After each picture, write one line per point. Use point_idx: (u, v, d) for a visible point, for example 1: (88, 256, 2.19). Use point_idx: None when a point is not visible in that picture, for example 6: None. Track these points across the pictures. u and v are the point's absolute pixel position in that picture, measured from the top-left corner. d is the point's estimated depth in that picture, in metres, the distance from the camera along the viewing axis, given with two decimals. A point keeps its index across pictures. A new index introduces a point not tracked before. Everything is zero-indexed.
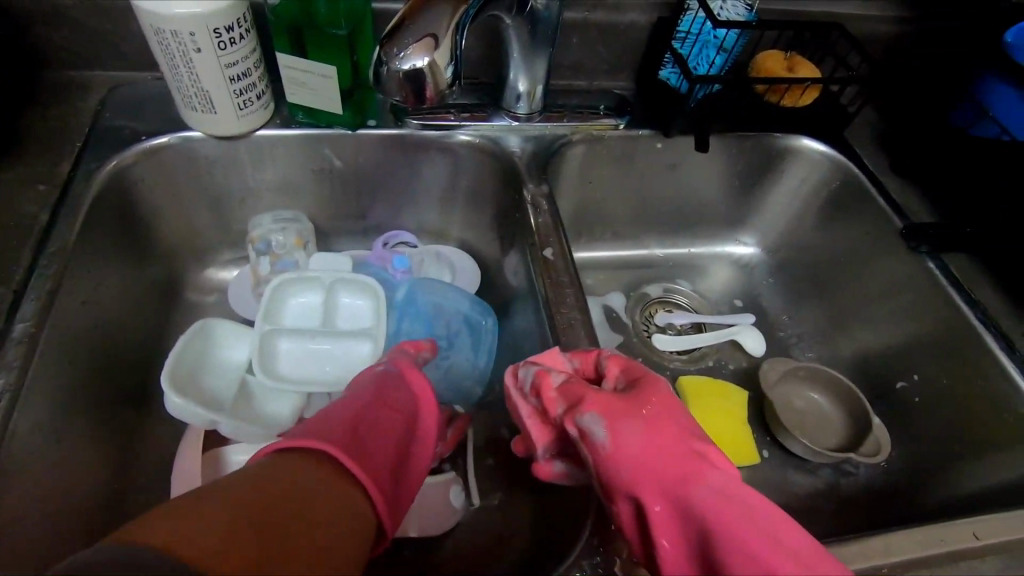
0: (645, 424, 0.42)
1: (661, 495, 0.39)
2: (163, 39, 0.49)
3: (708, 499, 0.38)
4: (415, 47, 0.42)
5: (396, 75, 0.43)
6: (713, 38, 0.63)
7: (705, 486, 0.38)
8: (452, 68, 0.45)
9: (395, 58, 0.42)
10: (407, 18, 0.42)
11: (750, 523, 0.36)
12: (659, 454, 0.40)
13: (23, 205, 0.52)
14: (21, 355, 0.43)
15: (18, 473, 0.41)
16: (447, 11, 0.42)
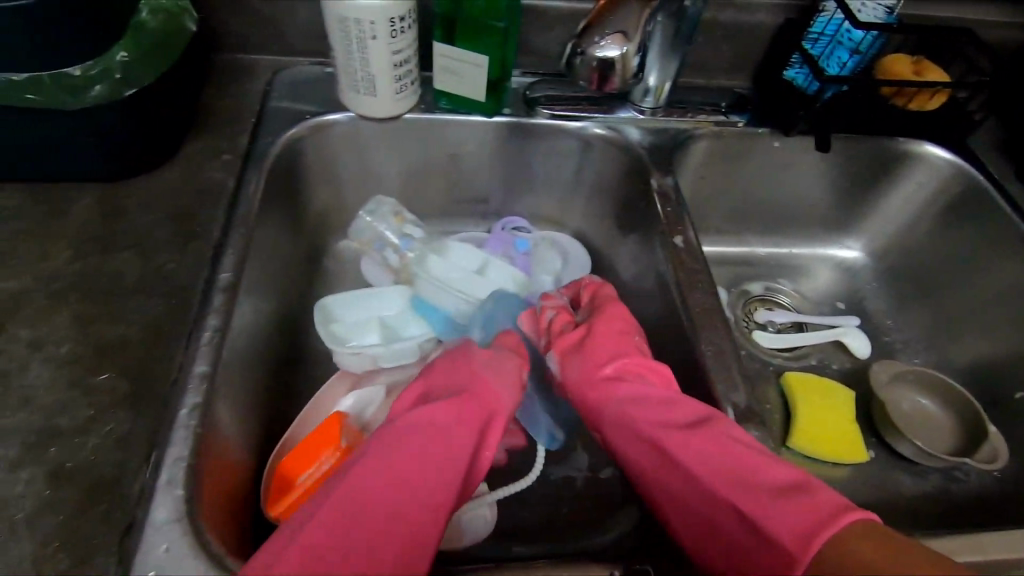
0: (581, 355, 0.56)
1: (595, 401, 0.53)
2: (345, 26, 0.55)
3: (614, 409, 0.51)
4: (613, 37, 0.49)
5: (591, 60, 0.50)
6: (848, 40, 0.65)
7: (614, 400, 0.51)
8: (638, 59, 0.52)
9: (594, 46, 0.50)
10: (604, 14, 0.49)
11: (649, 421, 0.48)
12: (583, 378, 0.54)
13: (212, 172, 0.57)
14: (226, 300, 0.48)
15: (226, 404, 0.46)
16: (636, 9, 0.49)
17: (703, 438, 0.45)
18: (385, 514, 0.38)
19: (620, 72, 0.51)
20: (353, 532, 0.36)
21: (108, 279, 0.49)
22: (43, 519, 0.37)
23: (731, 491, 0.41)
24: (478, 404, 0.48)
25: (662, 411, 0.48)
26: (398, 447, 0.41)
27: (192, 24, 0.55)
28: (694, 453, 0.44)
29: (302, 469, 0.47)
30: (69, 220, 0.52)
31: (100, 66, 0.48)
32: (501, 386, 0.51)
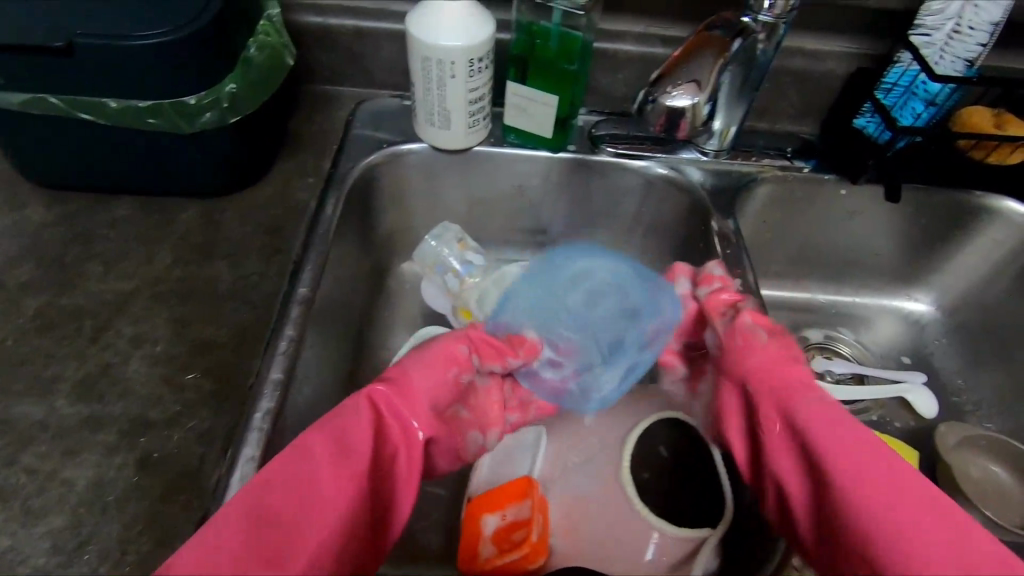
0: (768, 363, 0.53)
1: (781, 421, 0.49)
2: (428, 65, 0.59)
3: (807, 420, 0.48)
4: (685, 87, 0.52)
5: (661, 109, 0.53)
6: (923, 92, 0.63)
7: (798, 412, 0.48)
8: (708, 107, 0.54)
9: (666, 95, 0.52)
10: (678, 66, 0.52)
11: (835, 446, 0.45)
12: (771, 382, 0.51)
13: (298, 193, 0.62)
14: (302, 312, 0.51)
15: (295, 411, 0.49)
16: (709, 60, 0.51)
17: (855, 453, 0.44)
18: (291, 494, 0.39)
19: (689, 119, 0.54)
20: (264, 514, 0.38)
21: (200, 285, 0.53)
22: (130, 503, 0.41)
23: (879, 507, 0.41)
24: (391, 392, 0.48)
25: (824, 416, 0.47)
26: (319, 435, 0.42)
27: (289, 60, 0.62)
28: (822, 454, 0.45)
29: (486, 514, 0.50)
30: (169, 230, 0.57)
31: (212, 95, 0.52)
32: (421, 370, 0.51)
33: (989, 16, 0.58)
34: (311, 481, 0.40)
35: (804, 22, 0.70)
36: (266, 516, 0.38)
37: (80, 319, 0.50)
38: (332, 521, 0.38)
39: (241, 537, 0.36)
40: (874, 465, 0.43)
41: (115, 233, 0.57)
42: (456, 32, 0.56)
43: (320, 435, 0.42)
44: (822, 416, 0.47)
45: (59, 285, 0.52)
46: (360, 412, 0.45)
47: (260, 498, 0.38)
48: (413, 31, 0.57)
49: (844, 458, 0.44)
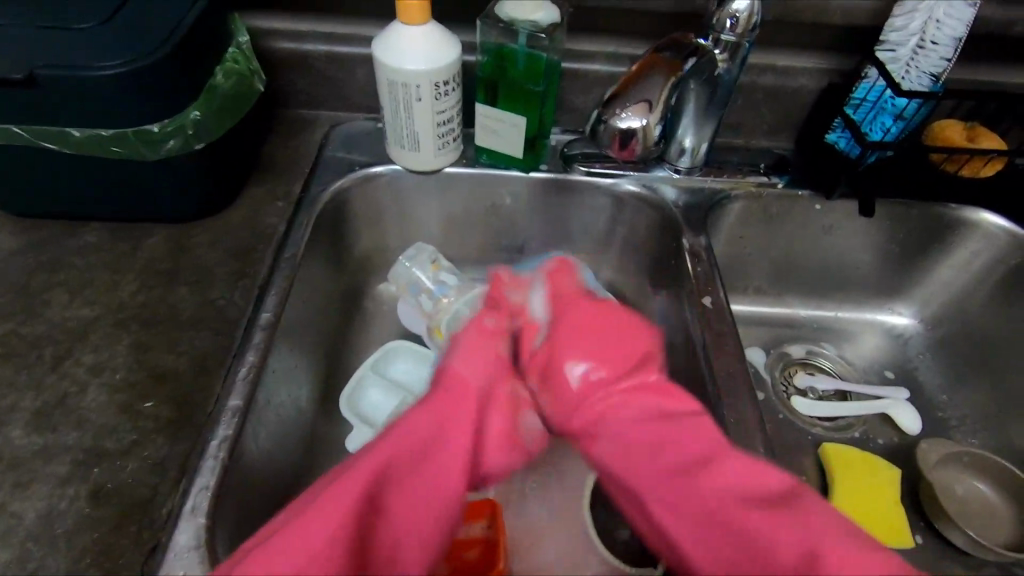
0: (551, 360, 0.53)
1: (583, 423, 0.51)
2: (394, 89, 0.59)
3: (612, 444, 0.49)
4: (634, 108, 0.51)
5: (612, 130, 0.53)
6: (891, 106, 0.63)
7: (611, 430, 0.49)
8: (660, 126, 0.53)
9: (616, 116, 0.52)
10: (628, 85, 0.52)
11: (657, 462, 0.46)
12: (571, 392, 0.52)
13: (267, 217, 0.62)
14: (264, 338, 0.51)
15: (255, 438, 0.48)
16: (661, 77, 0.51)
17: (708, 484, 0.43)
18: (411, 483, 0.44)
19: (642, 139, 0.53)
20: (392, 505, 0.42)
21: (164, 312, 0.53)
22: (80, 535, 0.40)
23: (700, 528, 0.42)
24: (468, 395, 0.51)
25: (654, 420, 0.49)
26: (412, 425, 0.47)
27: (260, 85, 0.63)
28: (668, 473, 0.45)
29: None
30: (137, 256, 0.57)
31: (175, 123, 0.52)
32: (468, 373, 0.52)
33: (952, 30, 0.57)
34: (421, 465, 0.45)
35: (773, 40, 0.70)
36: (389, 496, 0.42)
37: (41, 348, 0.50)
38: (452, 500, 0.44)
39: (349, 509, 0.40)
40: (718, 483, 0.43)
41: (83, 260, 0.57)
42: (420, 55, 0.57)
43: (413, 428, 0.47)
44: (625, 421, 0.49)
45: (24, 313, 0.52)
46: (455, 411, 0.49)
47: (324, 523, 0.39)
48: (378, 56, 0.58)
49: (690, 475, 0.44)
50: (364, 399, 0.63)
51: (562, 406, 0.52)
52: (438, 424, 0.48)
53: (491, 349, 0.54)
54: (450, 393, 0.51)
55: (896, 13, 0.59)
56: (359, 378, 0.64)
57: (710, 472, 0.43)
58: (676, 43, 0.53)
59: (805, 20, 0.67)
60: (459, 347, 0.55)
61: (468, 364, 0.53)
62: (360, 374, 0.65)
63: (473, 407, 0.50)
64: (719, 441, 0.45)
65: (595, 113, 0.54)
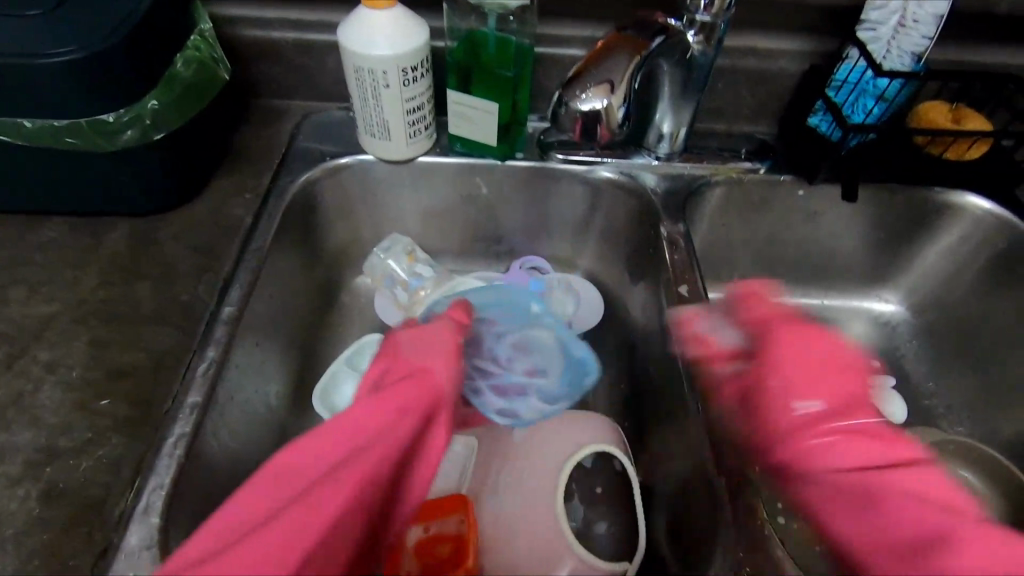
0: (787, 375, 0.51)
1: (794, 452, 0.48)
2: (360, 76, 0.58)
3: (836, 458, 0.46)
4: (595, 89, 0.50)
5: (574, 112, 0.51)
6: (872, 87, 0.61)
7: (829, 451, 0.46)
8: (624, 108, 0.52)
9: (577, 98, 0.50)
10: (590, 65, 0.50)
11: (877, 478, 0.44)
12: (797, 376, 0.51)
13: (234, 209, 0.61)
14: (226, 332, 0.50)
15: (216, 435, 0.47)
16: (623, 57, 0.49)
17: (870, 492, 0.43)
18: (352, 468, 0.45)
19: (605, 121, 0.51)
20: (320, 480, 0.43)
21: (125, 307, 0.52)
22: (31, 536, 0.39)
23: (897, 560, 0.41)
24: (426, 392, 0.53)
25: (876, 446, 0.46)
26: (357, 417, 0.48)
27: (225, 74, 0.61)
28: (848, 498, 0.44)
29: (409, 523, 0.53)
30: (100, 251, 0.56)
31: (130, 113, 0.51)
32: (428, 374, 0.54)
33: (934, 8, 0.56)
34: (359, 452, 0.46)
35: (752, 22, 0.68)
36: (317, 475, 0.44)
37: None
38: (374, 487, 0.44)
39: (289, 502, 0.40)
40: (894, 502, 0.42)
41: (44, 256, 0.55)
42: (386, 41, 0.56)
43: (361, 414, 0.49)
44: (852, 443, 0.46)
45: None
46: (404, 402, 0.51)
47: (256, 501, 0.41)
48: (343, 43, 0.57)
49: (878, 475, 0.44)
50: (338, 393, 0.62)
51: (751, 385, 0.52)
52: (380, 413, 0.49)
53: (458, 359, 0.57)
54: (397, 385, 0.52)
55: None
56: (333, 372, 0.63)
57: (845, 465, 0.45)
58: (640, 23, 0.51)
59: None
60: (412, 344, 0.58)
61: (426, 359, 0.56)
62: (335, 368, 0.63)
63: (422, 399, 0.52)
64: (908, 450, 0.45)
65: (557, 96, 0.52)
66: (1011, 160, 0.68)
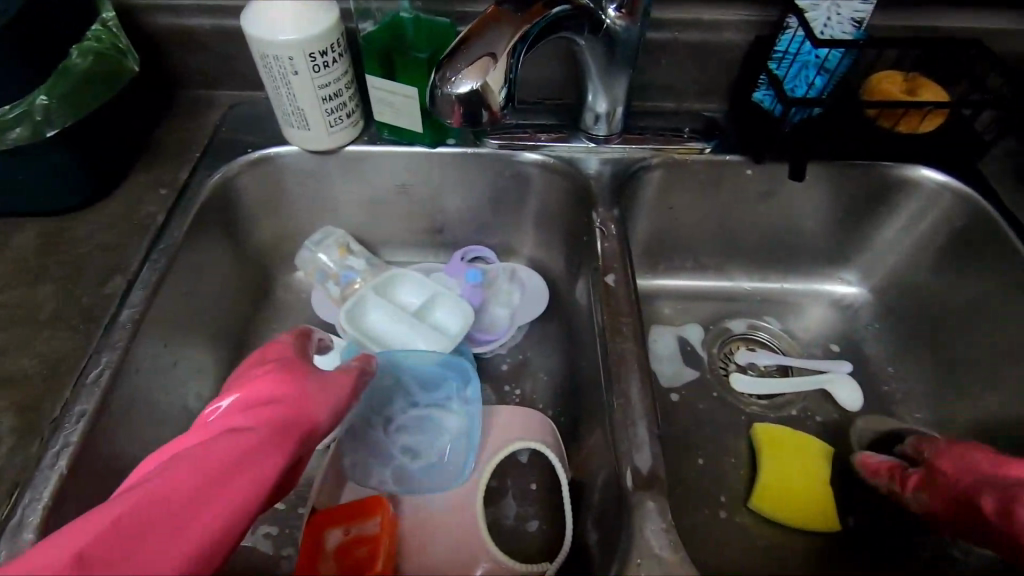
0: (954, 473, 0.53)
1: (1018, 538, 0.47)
2: (267, 63, 0.55)
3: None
4: (468, 70, 0.44)
5: (449, 98, 0.45)
6: (814, 58, 0.58)
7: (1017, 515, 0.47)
8: (505, 91, 0.47)
9: (449, 81, 0.44)
10: (463, 43, 0.45)
11: None
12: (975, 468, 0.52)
13: (148, 206, 0.59)
14: (125, 336, 0.48)
15: (112, 441, 0.46)
16: (502, 35, 0.45)
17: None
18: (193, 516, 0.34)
19: (484, 104, 0.46)
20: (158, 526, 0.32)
21: (25, 312, 0.50)
22: None
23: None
24: (300, 433, 0.42)
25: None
26: (211, 446, 0.38)
27: (134, 65, 0.59)
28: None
29: (325, 528, 0.50)
30: (5, 254, 0.55)
31: (18, 109, 0.49)
32: (311, 399, 0.44)
33: None
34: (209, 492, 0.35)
35: None
36: (151, 524, 0.32)
37: None
38: (225, 540, 0.34)
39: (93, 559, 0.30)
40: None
41: None
42: (289, 25, 0.53)
43: (214, 442, 0.38)
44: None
45: None
46: (277, 443, 0.40)
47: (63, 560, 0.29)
48: (247, 27, 0.54)
49: None
50: None
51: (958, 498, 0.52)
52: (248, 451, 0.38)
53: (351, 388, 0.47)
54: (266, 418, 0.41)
55: None
56: None
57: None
58: None
59: None
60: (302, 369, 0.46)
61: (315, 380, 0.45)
62: None
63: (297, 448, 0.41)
64: None
65: (431, 80, 0.47)
66: (971, 131, 0.64)
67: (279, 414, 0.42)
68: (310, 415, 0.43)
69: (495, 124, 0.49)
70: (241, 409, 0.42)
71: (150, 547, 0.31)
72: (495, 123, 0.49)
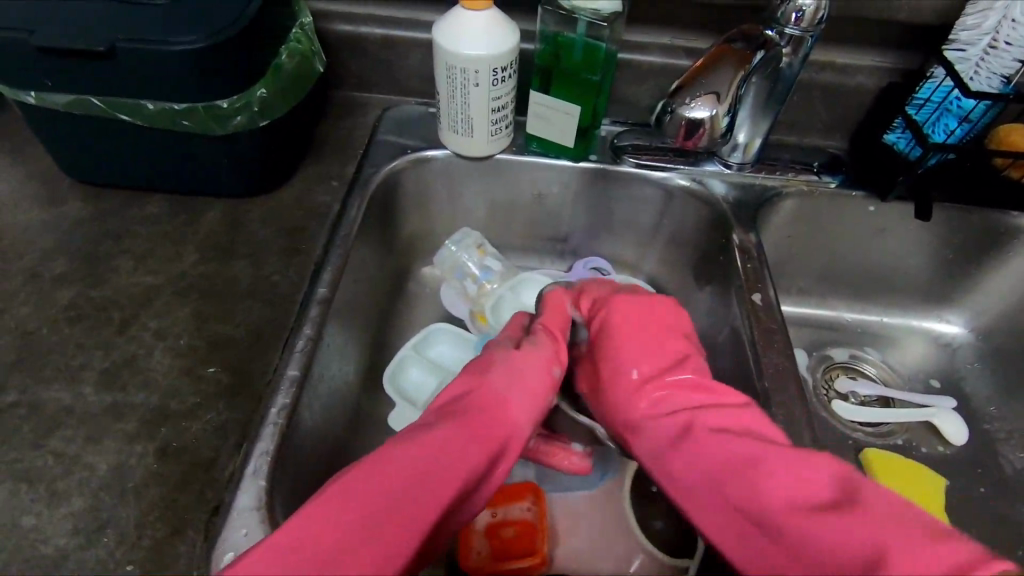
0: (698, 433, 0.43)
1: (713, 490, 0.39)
2: (452, 74, 0.60)
3: (713, 453, 0.41)
4: (702, 99, 0.56)
5: (680, 119, 0.57)
6: (956, 108, 0.62)
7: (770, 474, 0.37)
8: (728, 118, 0.57)
9: (684, 106, 0.56)
10: (700, 76, 0.56)
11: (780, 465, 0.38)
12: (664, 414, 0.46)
13: (321, 196, 0.64)
14: (320, 312, 0.53)
15: (310, 406, 0.50)
16: (730, 72, 0.55)
17: (785, 474, 0.37)
18: (412, 493, 0.35)
19: (709, 129, 0.57)
20: (389, 488, 0.35)
21: (227, 283, 0.55)
22: (149, 488, 0.42)
23: (699, 482, 0.40)
24: (500, 423, 0.43)
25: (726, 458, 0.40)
26: (429, 438, 0.39)
27: (320, 67, 0.64)
28: (685, 432, 0.44)
29: (478, 507, 0.54)
30: (200, 229, 0.60)
31: (243, 100, 0.54)
32: (515, 401, 0.45)
33: None
34: (428, 482, 0.36)
35: (836, 34, 0.68)
36: (384, 501, 0.34)
37: (111, 312, 0.53)
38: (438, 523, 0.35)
39: (338, 527, 0.32)
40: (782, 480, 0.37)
41: (148, 231, 0.59)
42: (482, 41, 0.57)
43: (420, 435, 0.39)
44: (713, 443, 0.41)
45: (96, 278, 0.55)
46: (489, 430, 0.42)
47: (321, 525, 0.32)
48: (439, 40, 0.59)
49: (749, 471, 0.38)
50: (406, 378, 0.64)
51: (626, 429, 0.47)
52: (469, 432, 0.41)
53: (544, 380, 0.48)
54: (467, 400, 0.44)
55: (969, 11, 0.58)
56: (402, 360, 0.65)
57: (724, 451, 0.40)
58: (747, 35, 0.56)
59: (871, 15, 0.65)
60: (495, 361, 0.48)
61: (499, 368, 0.47)
62: (404, 355, 0.65)
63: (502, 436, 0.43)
64: (806, 460, 0.38)
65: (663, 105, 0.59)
66: None
67: (480, 402, 0.44)
68: (496, 414, 0.43)
69: (712, 145, 0.59)
70: (438, 408, 0.44)
71: (391, 518, 0.33)
72: (712, 144, 0.59)
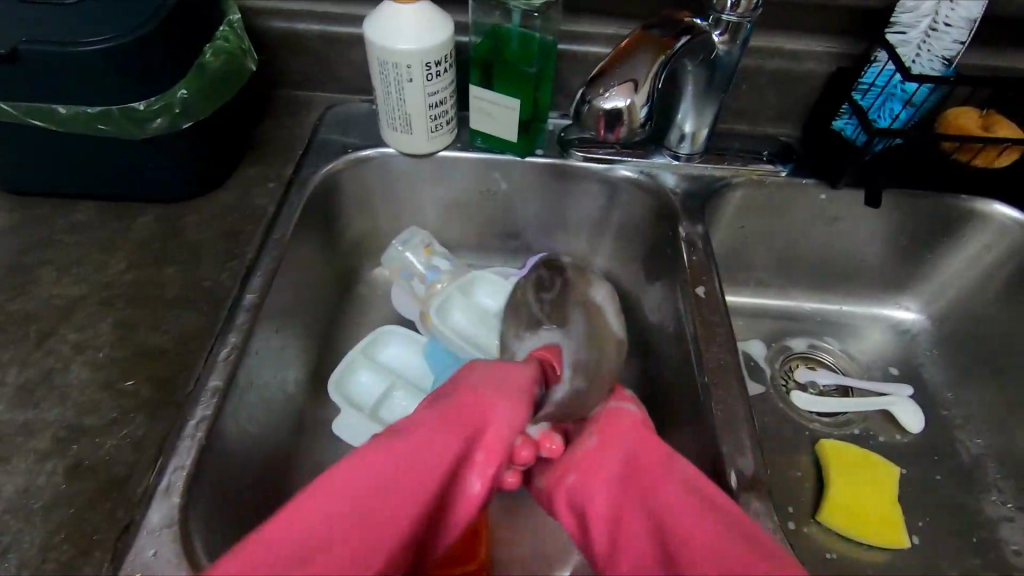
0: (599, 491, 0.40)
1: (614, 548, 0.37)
2: (385, 69, 0.58)
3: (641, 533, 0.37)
4: (618, 89, 0.53)
5: (597, 110, 0.54)
6: (900, 92, 0.61)
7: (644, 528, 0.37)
8: (646, 108, 0.55)
9: (600, 97, 0.54)
10: (615, 65, 0.54)
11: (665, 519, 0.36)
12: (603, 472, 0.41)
13: (258, 198, 0.62)
14: (248, 319, 0.51)
15: (237, 416, 0.49)
16: (648, 58, 0.53)
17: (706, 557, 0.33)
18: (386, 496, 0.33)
19: (627, 119, 0.55)
20: (358, 494, 0.33)
21: (154, 291, 0.54)
22: (58, 508, 0.41)
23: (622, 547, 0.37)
24: (479, 420, 0.40)
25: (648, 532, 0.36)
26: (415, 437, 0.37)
27: (253, 65, 0.62)
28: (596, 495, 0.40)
29: None
30: (129, 235, 0.58)
31: (162, 101, 0.52)
32: (495, 396, 0.42)
33: (966, 12, 0.56)
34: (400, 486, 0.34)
35: (782, 21, 0.67)
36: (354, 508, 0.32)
37: (29, 325, 0.51)
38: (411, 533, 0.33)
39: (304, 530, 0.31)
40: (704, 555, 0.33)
41: (75, 239, 0.57)
42: (412, 34, 0.56)
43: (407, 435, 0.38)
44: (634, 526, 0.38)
45: (16, 289, 0.53)
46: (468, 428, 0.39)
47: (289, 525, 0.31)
48: (370, 34, 0.57)
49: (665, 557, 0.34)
50: (350, 380, 0.62)
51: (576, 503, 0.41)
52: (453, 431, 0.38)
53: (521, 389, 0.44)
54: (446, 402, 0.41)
55: None
56: (346, 364, 0.63)
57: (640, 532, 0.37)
58: (665, 22, 0.54)
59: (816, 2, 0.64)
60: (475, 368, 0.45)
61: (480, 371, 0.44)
62: (348, 359, 0.63)
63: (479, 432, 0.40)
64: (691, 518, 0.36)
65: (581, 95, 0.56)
66: None
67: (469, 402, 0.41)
68: (475, 412, 0.40)
69: (632, 137, 0.57)
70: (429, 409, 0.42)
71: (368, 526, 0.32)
72: (632, 136, 0.57)
